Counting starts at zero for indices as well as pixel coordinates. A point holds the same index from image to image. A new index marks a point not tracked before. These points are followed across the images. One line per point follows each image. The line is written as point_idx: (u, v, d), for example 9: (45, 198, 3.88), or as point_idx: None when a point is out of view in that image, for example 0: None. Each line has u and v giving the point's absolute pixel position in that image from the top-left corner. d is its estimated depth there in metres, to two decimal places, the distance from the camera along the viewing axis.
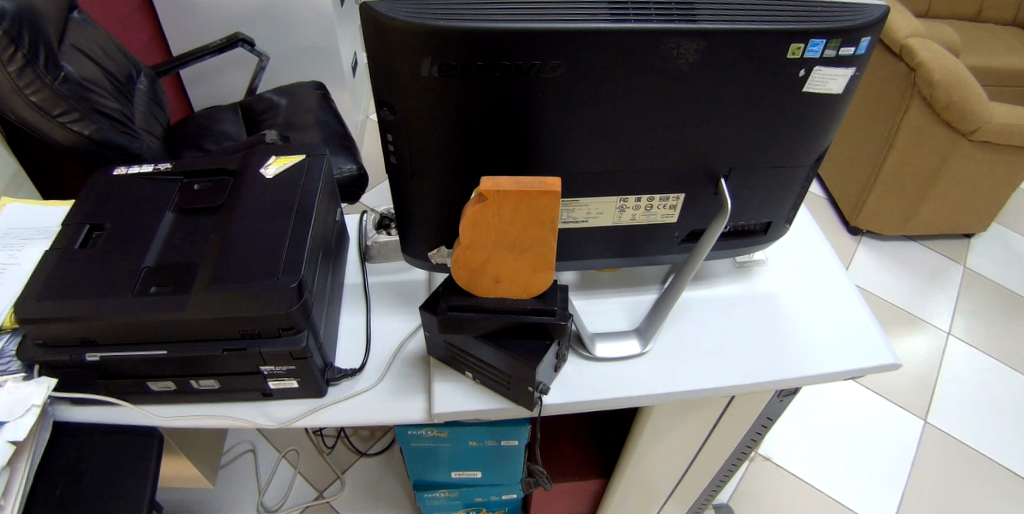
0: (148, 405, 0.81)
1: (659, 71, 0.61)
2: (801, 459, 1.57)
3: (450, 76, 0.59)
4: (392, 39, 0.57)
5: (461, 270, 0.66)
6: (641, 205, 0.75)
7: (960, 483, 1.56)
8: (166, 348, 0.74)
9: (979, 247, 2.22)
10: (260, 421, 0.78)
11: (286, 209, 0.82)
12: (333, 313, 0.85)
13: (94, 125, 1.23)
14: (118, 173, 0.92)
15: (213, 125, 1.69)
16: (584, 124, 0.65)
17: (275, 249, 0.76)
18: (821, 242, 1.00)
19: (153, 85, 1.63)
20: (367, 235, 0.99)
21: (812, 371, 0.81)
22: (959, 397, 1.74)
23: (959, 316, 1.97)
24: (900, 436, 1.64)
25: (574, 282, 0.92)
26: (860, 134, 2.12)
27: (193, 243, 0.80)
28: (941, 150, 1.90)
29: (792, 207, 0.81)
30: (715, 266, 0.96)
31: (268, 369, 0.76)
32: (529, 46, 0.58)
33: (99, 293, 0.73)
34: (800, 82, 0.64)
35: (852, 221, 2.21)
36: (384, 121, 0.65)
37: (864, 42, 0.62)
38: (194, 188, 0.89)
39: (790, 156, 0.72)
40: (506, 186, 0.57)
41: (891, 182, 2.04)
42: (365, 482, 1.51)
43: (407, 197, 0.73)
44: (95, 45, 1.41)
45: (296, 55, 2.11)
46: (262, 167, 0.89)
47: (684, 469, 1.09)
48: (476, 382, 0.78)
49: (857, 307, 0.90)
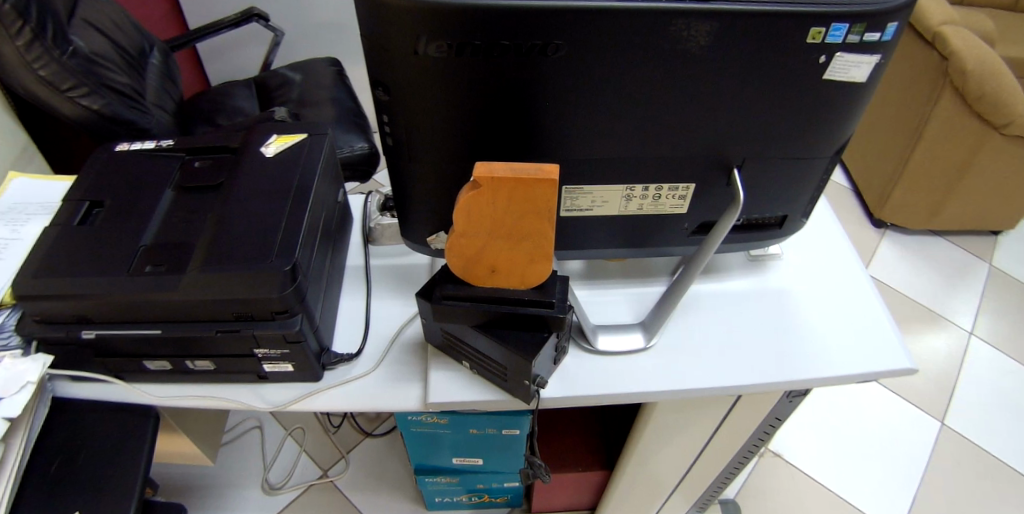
0: (143, 384, 0.80)
1: (669, 54, 0.58)
2: (811, 457, 1.54)
3: (447, 55, 0.57)
4: (386, 14, 0.54)
5: (456, 258, 0.63)
6: (649, 194, 0.72)
7: (976, 489, 1.51)
8: (161, 328, 0.73)
9: (1006, 245, 2.15)
10: (254, 404, 0.78)
11: (284, 189, 0.80)
12: (331, 297, 0.84)
13: (102, 99, 1.21)
14: (121, 148, 0.91)
15: (225, 101, 1.68)
16: (588, 108, 0.62)
17: (271, 229, 0.74)
18: (840, 236, 0.96)
19: (167, 60, 1.61)
20: (371, 216, 0.97)
21: (823, 373, 0.78)
22: (978, 399, 1.69)
23: (983, 316, 1.91)
24: (916, 437, 1.59)
25: (579, 271, 0.89)
26: (888, 125, 2.05)
27: (191, 222, 0.79)
28: (973, 143, 1.82)
29: (810, 200, 0.77)
30: (727, 259, 0.92)
31: (262, 352, 0.75)
32: (530, 25, 0.54)
33: (95, 272, 0.72)
34: (820, 69, 0.60)
35: (877, 213, 2.13)
36: (379, 101, 0.62)
37: (892, 27, 0.57)
38: (194, 165, 0.88)
39: (809, 147, 0.69)
40: (501, 172, 0.54)
41: (919, 174, 1.96)
42: (370, 463, 1.51)
43: (406, 181, 0.71)
44: (106, 19, 1.40)
45: (311, 31, 2.09)
46: (263, 145, 0.87)
47: (689, 465, 1.07)
48: (473, 372, 0.76)
49: (874, 307, 0.86)
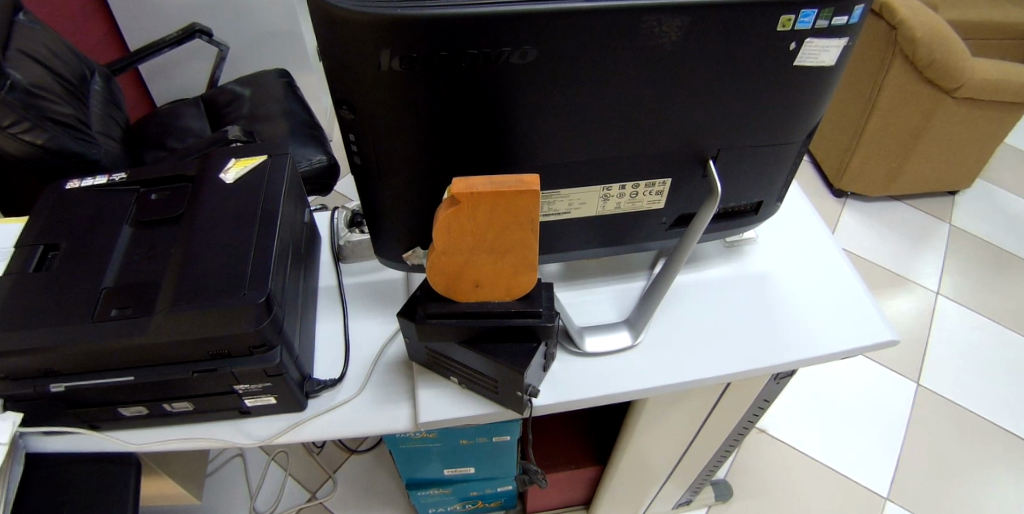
0: (120, 432, 0.77)
1: (640, 51, 0.57)
2: (797, 430, 1.57)
3: (414, 69, 0.55)
4: (346, 30, 0.52)
5: (438, 275, 0.62)
6: (625, 192, 0.71)
7: (955, 445, 1.57)
8: (134, 374, 0.69)
9: (962, 204, 2.23)
10: (238, 441, 0.75)
11: (249, 215, 0.76)
12: (307, 322, 0.81)
13: (47, 133, 1.15)
14: (72, 185, 0.86)
15: (175, 123, 1.61)
16: (560, 112, 0.61)
17: (241, 260, 0.71)
18: (811, 215, 0.98)
19: (110, 85, 1.54)
20: (339, 234, 0.94)
21: (809, 353, 0.79)
22: (949, 356, 1.75)
23: (947, 275, 1.97)
24: (894, 400, 1.64)
25: (559, 273, 0.88)
26: (843, 97, 2.09)
27: (154, 259, 0.75)
28: (926, 109, 1.88)
29: (783, 184, 0.77)
30: (705, 248, 0.93)
31: (242, 387, 0.72)
32: (497, 31, 0.53)
33: (57, 321, 0.68)
34: (791, 56, 0.60)
35: (838, 183, 2.18)
36: (344, 120, 0.60)
37: (859, 10, 0.57)
38: (151, 198, 0.83)
39: (781, 133, 0.69)
40: (480, 187, 0.53)
41: (875, 142, 2.01)
42: (359, 480, 1.48)
43: (377, 199, 0.68)
44: (42, 48, 1.33)
45: (258, 42, 2.02)
46: (221, 172, 0.83)
47: (681, 453, 1.07)
48: (463, 386, 0.75)
49: (851, 283, 0.87)
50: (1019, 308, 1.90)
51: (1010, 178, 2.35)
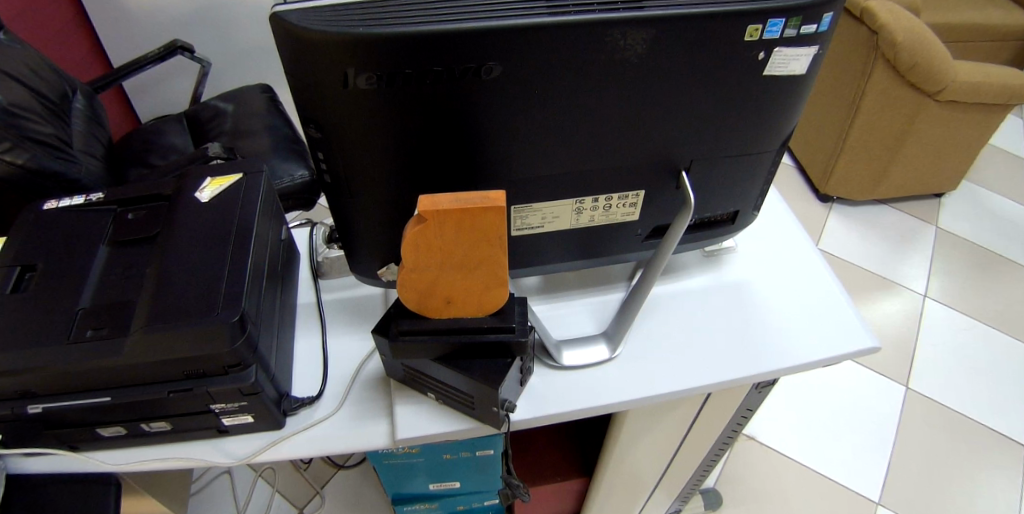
0: (98, 452, 0.76)
1: (606, 65, 0.57)
2: (786, 436, 1.57)
3: (380, 87, 0.55)
4: (311, 52, 0.53)
5: (410, 293, 0.62)
6: (599, 205, 0.71)
7: (945, 448, 1.57)
8: (110, 395, 0.69)
9: (948, 206, 2.24)
10: (216, 459, 0.74)
11: (224, 234, 0.76)
12: (284, 340, 0.80)
13: (26, 153, 1.15)
14: (49, 206, 0.85)
15: (159, 139, 1.61)
16: (529, 127, 0.61)
17: (215, 279, 0.71)
18: (789, 222, 0.98)
19: (92, 102, 1.54)
20: (318, 251, 0.94)
21: (788, 362, 0.79)
22: (936, 357, 1.76)
23: (934, 278, 1.98)
24: (882, 404, 1.64)
25: (536, 287, 0.88)
26: (827, 101, 2.11)
27: (130, 279, 0.75)
28: (909, 112, 1.89)
29: (758, 193, 0.78)
30: (683, 258, 0.93)
31: (219, 406, 0.71)
32: (462, 48, 0.53)
33: (30, 344, 0.68)
34: (760, 65, 0.61)
35: (823, 188, 2.20)
36: (313, 139, 0.60)
37: (826, 18, 0.58)
38: (128, 217, 0.83)
39: (753, 143, 0.70)
40: (445, 204, 0.53)
41: (859, 146, 2.02)
42: (346, 495, 1.48)
43: (350, 215, 0.68)
44: (23, 66, 1.33)
45: (242, 57, 2.03)
46: (196, 191, 0.83)
47: (667, 463, 1.07)
48: (440, 402, 0.75)
49: (831, 290, 0.87)
50: (1007, 308, 1.90)
51: (995, 179, 2.37)
